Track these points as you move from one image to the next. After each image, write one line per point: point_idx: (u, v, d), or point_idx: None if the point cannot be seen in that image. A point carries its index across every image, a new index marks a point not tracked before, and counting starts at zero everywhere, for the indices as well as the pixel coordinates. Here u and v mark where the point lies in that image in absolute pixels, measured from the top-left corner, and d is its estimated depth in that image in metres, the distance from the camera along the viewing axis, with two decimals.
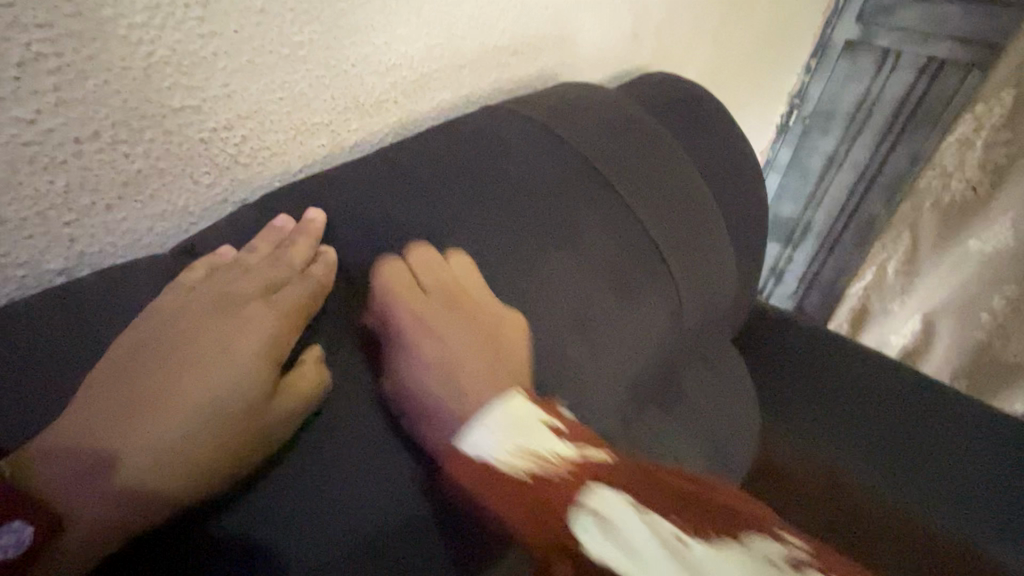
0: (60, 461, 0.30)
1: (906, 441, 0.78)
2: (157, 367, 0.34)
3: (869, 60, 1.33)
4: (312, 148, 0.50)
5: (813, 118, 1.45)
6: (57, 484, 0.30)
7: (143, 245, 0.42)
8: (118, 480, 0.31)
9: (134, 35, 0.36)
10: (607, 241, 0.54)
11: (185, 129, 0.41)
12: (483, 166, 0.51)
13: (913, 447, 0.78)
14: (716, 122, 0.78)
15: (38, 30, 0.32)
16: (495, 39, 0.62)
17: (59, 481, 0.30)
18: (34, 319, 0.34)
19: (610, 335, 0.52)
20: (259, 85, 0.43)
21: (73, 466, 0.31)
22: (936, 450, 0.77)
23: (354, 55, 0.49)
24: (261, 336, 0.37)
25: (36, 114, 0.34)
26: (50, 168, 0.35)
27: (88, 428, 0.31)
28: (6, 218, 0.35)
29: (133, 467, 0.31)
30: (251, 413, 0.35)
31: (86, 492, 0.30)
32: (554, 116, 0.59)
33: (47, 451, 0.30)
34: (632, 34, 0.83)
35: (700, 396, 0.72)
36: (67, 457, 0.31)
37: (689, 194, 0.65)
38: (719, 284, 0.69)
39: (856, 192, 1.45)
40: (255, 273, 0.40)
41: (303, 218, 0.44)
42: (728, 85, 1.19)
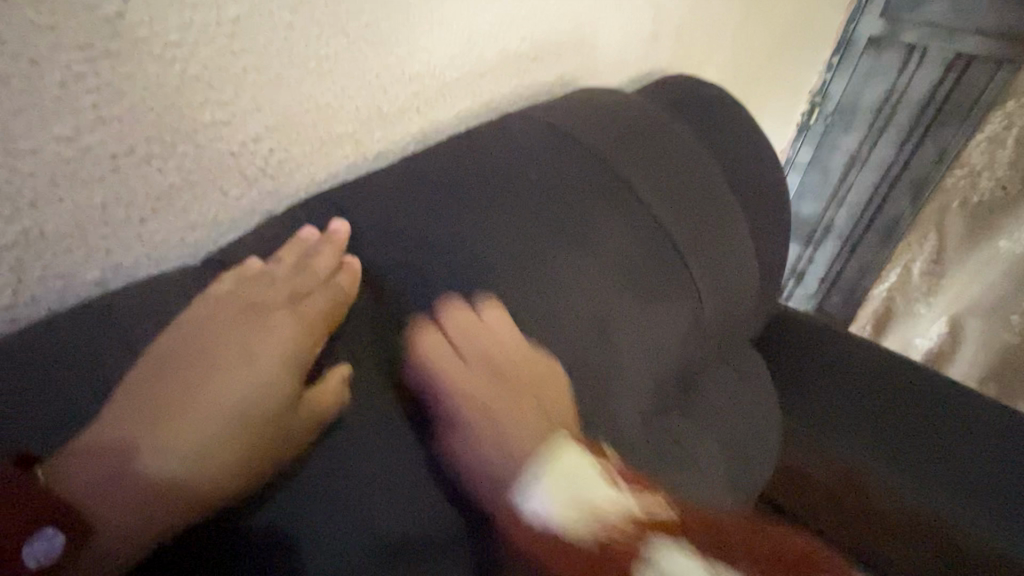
0: (91, 467, 0.31)
1: (942, 451, 0.76)
2: (185, 374, 0.34)
3: (894, 56, 1.30)
4: (337, 158, 0.50)
5: (836, 116, 1.42)
6: (87, 491, 0.30)
7: (175, 256, 0.43)
8: (142, 488, 0.31)
9: (169, 53, 0.37)
10: (630, 249, 0.54)
11: (216, 143, 0.42)
12: (507, 175, 0.51)
13: (951, 457, 0.75)
14: (739, 125, 0.77)
15: (78, 51, 0.33)
16: (517, 45, 0.62)
17: (89, 488, 0.30)
18: (74, 330, 0.35)
19: (631, 342, 0.52)
20: (286, 98, 0.44)
21: (100, 473, 0.31)
22: (975, 460, 0.75)
23: (377, 66, 0.49)
24: (286, 346, 0.37)
25: (76, 131, 0.35)
26: (88, 183, 0.36)
27: (117, 436, 0.32)
28: (47, 232, 0.36)
29: (160, 473, 0.32)
30: (277, 419, 0.35)
31: (111, 500, 0.31)
32: (576, 122, 0.59)
33: (74, 458, 0.31)
34: (652, 37, 0.82)
35: (721, 402, 0.72)
36: (97, 465, 0.31)
37: (713, 200, 0.64)
38: (742, 289, 0.68)
39: (880, 191, 1.41)
40: (280, 284, 0.41)
41: (326, 231, 0.44)
42: (749, 85, 1.18)
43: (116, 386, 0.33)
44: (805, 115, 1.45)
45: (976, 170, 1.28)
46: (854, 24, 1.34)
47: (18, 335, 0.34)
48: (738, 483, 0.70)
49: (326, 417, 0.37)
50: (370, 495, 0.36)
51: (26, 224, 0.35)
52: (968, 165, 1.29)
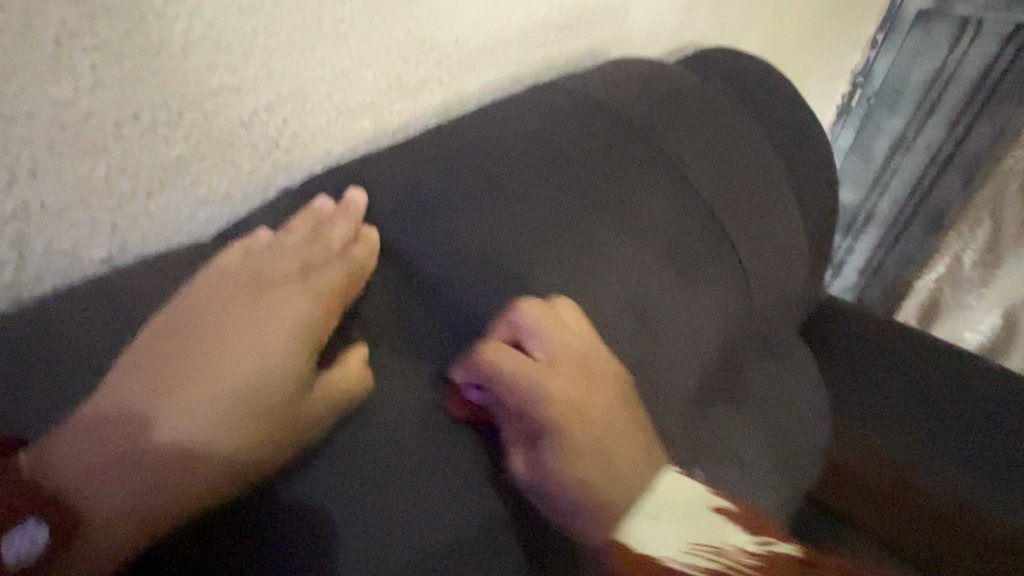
0: (80, 456, 0.28)
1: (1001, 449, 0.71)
2: (185, 354, 0.31)
3: (945, 29, 1.21)
4: (355, 130, 0.47)
5: (879, 97, 1.33)
6: (76, 482, 0.27)
7: (186, 233, 0.41)
8: (139, 476, 0.28)
9: (172, 10, 0.34)
10: (670, 227, 0.50)
11: (225, 111, 0.39)
12: (537, 147, 0.47)
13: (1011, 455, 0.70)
14: (785, 98, 0.72)
15: (73, 5, 0.30)
16: (545, 12, 0.58)
17: (78, 479, 0.27)
18: (77, 308, 0.33)
19: (672, 326, 0.48)
20: (300, 63, 0.41)
21: (91, 461, 0.28)
22: None
23: (397, 30, 0.46)
24: (297, 320, 0.34)
25: (75, 94, 0.32)
26: (91, 151, 0.34)
27: (110, 421, 0.29)
28: (49, 204, 0.34)
29: (156, 462, 0.29)
30: (287, 403, 0.32)
31: (103, 490, 0.28)
32: (610, 92, 0.55)
33: (64, 443, 0.28)
34: (688, 6, 0.77)
35: (766, 395, 0.67)
36: (87, 453, 0.28)
37: (759, 177, 0.59)
38: (789, 273, 0.63)
39: (927, 175, 1.32)
40: (292, 254, 0.37)
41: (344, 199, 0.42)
42: (790, 61, 1.11)
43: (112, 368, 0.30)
44: (847, 96, 1.37)
45: None
46: None
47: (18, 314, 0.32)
48: (785, 480, 0.65)
49: (341, 400, 0.33)
50: (391, 485, 0.33)
51: (25, 196, 0.32)
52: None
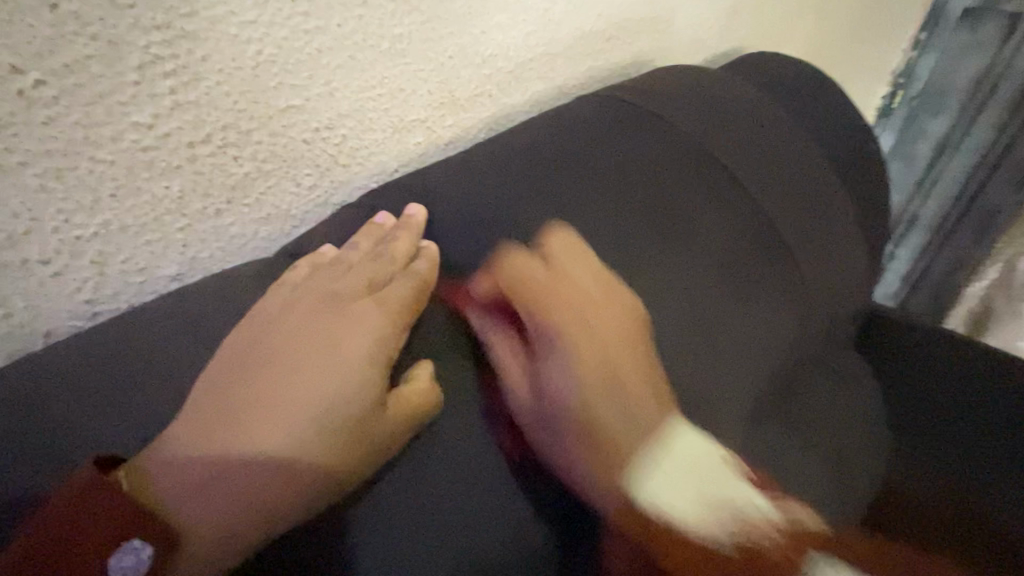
0: (179, 473, 0.28)
1: None
2: (266, 372, 0.32)
3: (993, 27, 1.18)
4: (408, 145, 0.48)
5: (921, 98, 1.30)
6: (177, 499, 0.28)
7: (249, 249, 0.41)
8: (237, 488, 0.29)
9: (245, 34, 0.35)
10: (725, 239, 0.48)
11: (289, 129, 0.40)
12: (591, 159, 0.47)
13: None
14: (836, 103, 0.70)
15: (156, 32, 0.31)
16: (592, 23, 0.58)
17: (179, 496, 0.28)
18: (154, 324, 0.34)
19: (731, 340, 0.46)
20: (359, 81, 0.42)
21: (188, 474, 0.29)
22: None
23: (451, 46, 0.46)
24: (369, 335, 0.34)
25: (154, 118, 0.33)
26: (167, 172, 0.35)
27: (203, 439, 0.29)
28: (127, 224, 0.35)
29: (249, 478, 0.29)
30: (365, 419, 0.32)
31: (200, 503, 0.28)
32: (660, 101, 0.54)
33: (163, 461, 0.28)
34: (731, 12, 0.76)
35: (820, 410, 0.65)
36: (185, 471, 0.29)
37: (814, 185, 0.58)
38: (845, 284, 0.61)
39: (977, 176, 1.27)
40: (358, 269, 0.38)
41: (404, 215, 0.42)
42: (832, 64, 1.08)
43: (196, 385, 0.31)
44: (888, 98, 1.33)
45: None
46: None
47: (100, 331, 0.33)
48: (843, 500, 0.63)
49: (412, 417, 0.33)
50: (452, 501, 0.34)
51: (106, 216, 0.34)
52: None
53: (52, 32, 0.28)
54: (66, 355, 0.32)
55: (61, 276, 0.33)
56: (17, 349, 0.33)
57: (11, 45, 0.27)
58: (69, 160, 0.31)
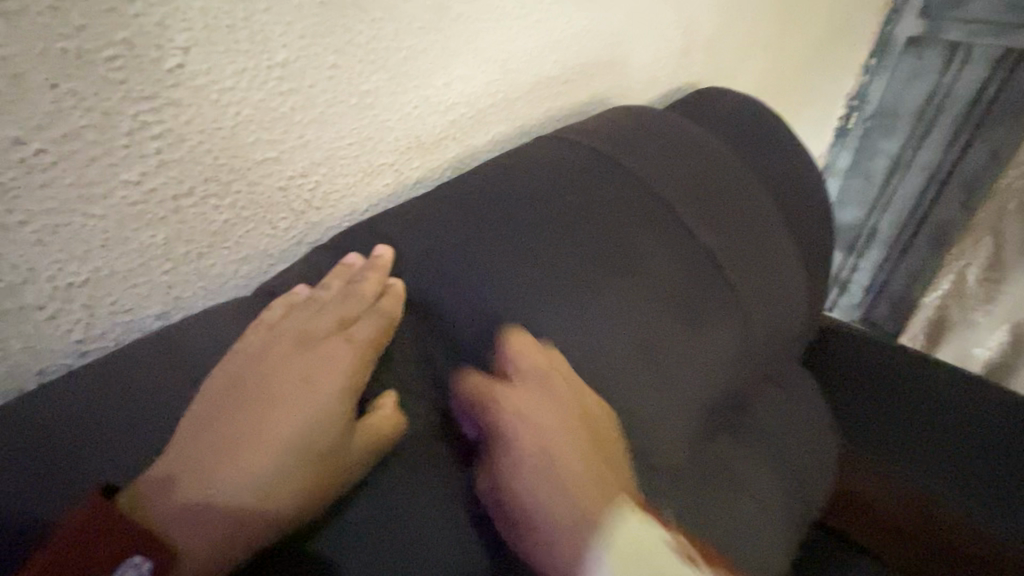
0: (173, 495, 0.32)
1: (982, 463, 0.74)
2: (248, 404, 0.35)
3: (936, 55, 1.26)
4: (378, 187, 0.52)
5: (874, 119, 1.39)
6: (170, 519, 0.31)
7: (229, 287, 0.45)
8: (223, 509, 0.32)
9: (225, 98, 0.39)
10: (667, 269, 0.53)
11: (266, 179, 0.44)
12: (544, 198, 0.51)
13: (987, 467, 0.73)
14: (778, 137, 0.76)
15: (144, 102, 0.35)
16: (550, 68, 0.63)
17: (172, 516, 0.31)
18: (142, 362, 0.37)
19: (676, 363, 0.51)
20: (331, 133, 0.46)
21: (180, 503, 0.32)
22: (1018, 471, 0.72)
23: (415, 97, 0.51)
24: (342, 371, 0.38)
25: (142, 175, 0.37)
26: (153, 223, 0.39)
27: (194, 464, 0.33)
28: (116, 270, 0.38)
29: (236, 499, 0.33)
30: (337, 446, 0.36)
31: (191, 529, 0.32)
32: (610, 141, 0.59)
33: (158, 485, 0.32)
34: (683, 52, 0.82)
35: (769, 422, 0.70)
36: (177, 493, 0.32)
37: (753, 214, 0.63)
38: (787, 304, 0.66)
39: (928, 194, 1.35)
40: (330, 309, 0.42)
41: (372, 255, 0.45)
42: (784, 93, 1.16)
43: (185, 417, 0.35)
44: (844, 119, 1.42)
45: None
46: (892, 26, 1.32)
47: (90, 369, 0.36)
48: (791, 505, 0.67)
49: (378, 446, 0.38)
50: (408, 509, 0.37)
51: (97, 263, 0.37)
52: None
53: (52, 108, 0.32)
54: (58, 393, 0.35)
55: (54, 318, 0.36)
56: (11, 388, 0.36)
57: (14, 120, 0.31)
58: (64, 216, 0.35)
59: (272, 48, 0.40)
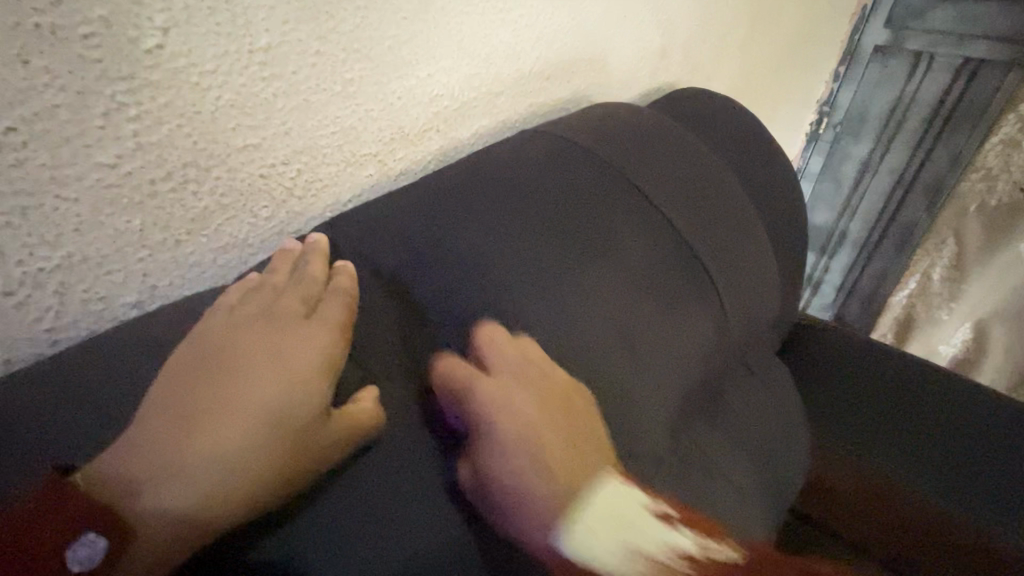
0: (134, 471, 0.31)
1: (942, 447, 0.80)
2: (217, 384, 0.34)
3: (902, 62, 1.31)
4: (361, 178, 0.52)
5: (845, 124, 1.43)
6: (131, 494, 0.30)
7: (208, 276, 0.44)
8: (188, 486, 0.31)
9: (205, 82, 0.38)
10: (649, 261, 0.54)
11: (246, 167, 0.43)
12: (529, 191, 0.52)
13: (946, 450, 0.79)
14: (753, 135, 0.78)
15: (122, 82, 0.34)
16: (532, 64, 0.64)
17: (132, 491, 0.30)
18: (118, 350, 0.36)
19: (660, 353, 0.52)
20: (313, 121, 0.46)
21: (142, 480, 0.31)
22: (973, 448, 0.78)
23: (399, 88, 0.51)
24: (317, 353, 0.38)
25: (118, 158, 0.36)
26: (129, 208, 0.38)
27: (159, 441, 0.32)
28: (89, 256, 0.37)
29: (202, 478, 0.32)
30: (311, 428, 0.35)
31: (153, 506, 0.30)
32: (593, 135, 0.60)
33: (119, 462, 0.31)
34: (662, 52, 0.84)
35: (746, 413, 0.72)
36: (139, 469, 0.31)
37: (731, 209, 0.65)
38: (765, 298, 0.68)
39: (895, 197, 1.40)
40: (289, 291, 0.41)
41: (306, 242, 0.45)
42: (759, 96, 1.19)
43: (147, 395, 0.34)
44: (815, 124, 1.47)
45: (993, 173, 1.25)
46: (860, 33, 1.36)
47: (60, 357, 0.35)
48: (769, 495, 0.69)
49: (356, 432, 0.37)
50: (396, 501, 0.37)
51: (68, 248, 0.36)
52: (982, 169, 1.27)
53: (24, 85, 0.31)
54: (25, 382, 0.33)
55: (23, 305, 0.35)
56: None
57: None
58: (34, 198, 0.33)
59: (254, 32, 0.39)
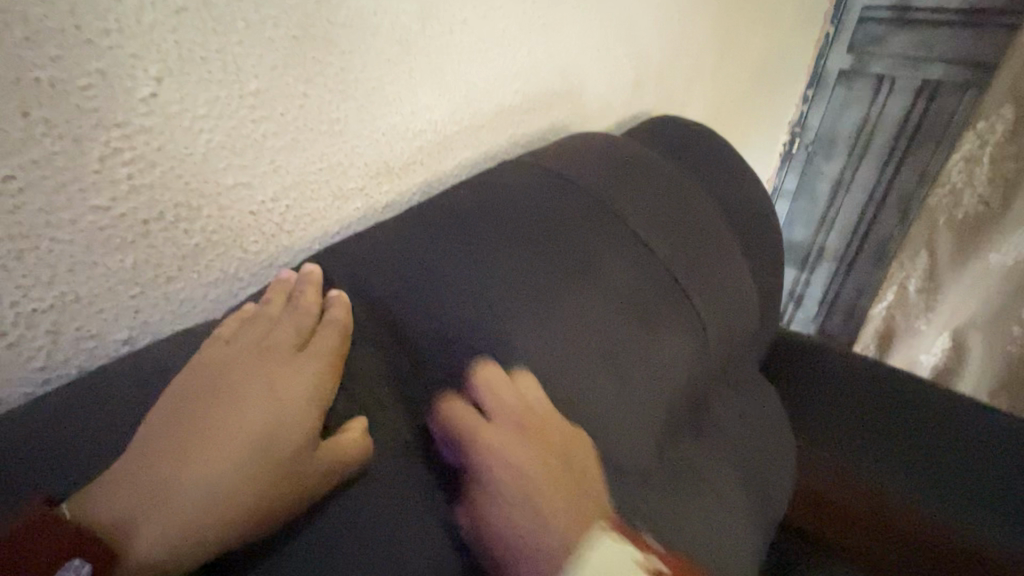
0: (122, 498, 0.31)
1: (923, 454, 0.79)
2: (205, 412, 0.35)
3: (866, 85, 1.38)
4: (348, 211, 0.53)
5: (816, 144, 1.50)
6: (116, 521, 0.31)
7: (198, 311, 0.45)
8: (173, 513, 0.32)
9: (196, 126, 0.40)
10: (628, 285, 0.56)
11: (237, 204, 0.44)
12: (511, 221, 0.54)
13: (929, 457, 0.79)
14: (726, 159, 0.81)
15: (115, 129, 0.36)
16: (511, 98, 0.66)
17: (119, 518, 0.31)
18: (112, 384, 0.37)
19: (640, 373, 0.54)
20: (301, 160, 0.47)
21: (129, 506, 0.31)
22: (953, 455, 0.79)
23: (383, 125, 0.53)
24: (307, 383, 0.39)
25: (111, 200, 0.37)
26: (122, 247, 0.39)
27: (148, 469, 0.32)
28: (82, 295, 0.38)
29: (188, 506, 0.32)
30: (298, 456, 0.36)
31: (139, 531, 0.31)
32: (571, 165, 0.63)
33: (109, 488, 0.31)
34: (636, 82, 0.88)
35: (729, 428, 0.73)
36: (127, 496, 0.31)
37: (705, 230, 0.67)
38: (743, 314, 0.70)
39: (868, 212, 1.46)
40: (282, 323, 0.42)
41: (301, 271, 0.46)
42: (731, 120, 1.24)
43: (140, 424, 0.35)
44: (787, 145, 1.55)
45: (958, 187, 1.25)
46: (825, 59, 1.43)
47: (50, 396, 0.36)
48: (756, 510, 0.69)
49: (343, 462, 0.38)
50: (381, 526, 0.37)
51: (62, 288, 0.37)
52: (948, 184, 1.26)
53: (23, 134, 0.32)
54: (16, 420, 0.34)
55: (15, 345, 0.36)
56: None
57: None
58: (29, 241, 0.34)
59: (244, 78, 0.41)
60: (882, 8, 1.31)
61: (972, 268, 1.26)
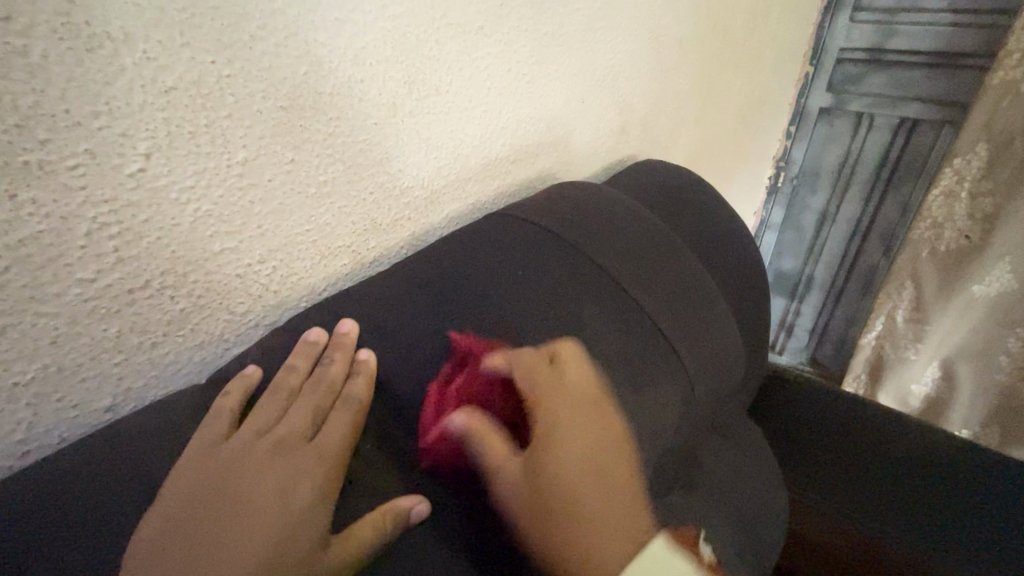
0: None
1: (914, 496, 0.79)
2: (215, 510, 0.36)
3: (846, 123, 1.42)
4: (336, 268, 0.54)
5: (800, 178, 1.55)
6: None
7: (183, 374, 0.45)
8: None
9: (184, 196, 0.41)
10: (613, 338, 0.56)
11: (224, 268, 0.45)
12: (496, 276, 0.54)
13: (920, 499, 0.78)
14: (709, 204, 0.83)
15: (103, 204, 0.37)
16: (497, 151, 0.68)
17: None
18: (91, 458, 0.36)
19: (628, 426, 0.53)
20: (289, 221, 0.48)
21: None
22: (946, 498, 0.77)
23: (371, 184, 0.54)
24: (317, 477, 0.39)
25: (98, 272, 0.38)
26: (106, 317, 0.39)
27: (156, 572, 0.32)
28: (65, 366, 0.38)
29: None
30: (305, 554, 0.36)
31: None
32: (555, 217, 0.63)
33: None
34: (621, 129, 0.90)
35: (718, 474, 0.73)
36: None
37: (688, 277, 0.68)
38: (729, 360, 0.71)
39: (852, 245, 1.49)
40: (301, 403, 0.44)
41: (337, 332, 0.48)
42: (715, 159, 1.27)
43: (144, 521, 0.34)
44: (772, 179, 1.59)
45: (939, 222, 1.26)
46: (805, 98, 1.48)
47: (28, 472, 0.35)
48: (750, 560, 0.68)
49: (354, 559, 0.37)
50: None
51: (45, 361, 0.37)
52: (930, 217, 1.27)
53: (10, 216, 0.33)
54: None
55: None
56: None
57: None
58: (12, 317, 0.35)
59: (232, 148, 0.42)
60: (858, 51, 1.36)
61: (957, 301, 1.27)
